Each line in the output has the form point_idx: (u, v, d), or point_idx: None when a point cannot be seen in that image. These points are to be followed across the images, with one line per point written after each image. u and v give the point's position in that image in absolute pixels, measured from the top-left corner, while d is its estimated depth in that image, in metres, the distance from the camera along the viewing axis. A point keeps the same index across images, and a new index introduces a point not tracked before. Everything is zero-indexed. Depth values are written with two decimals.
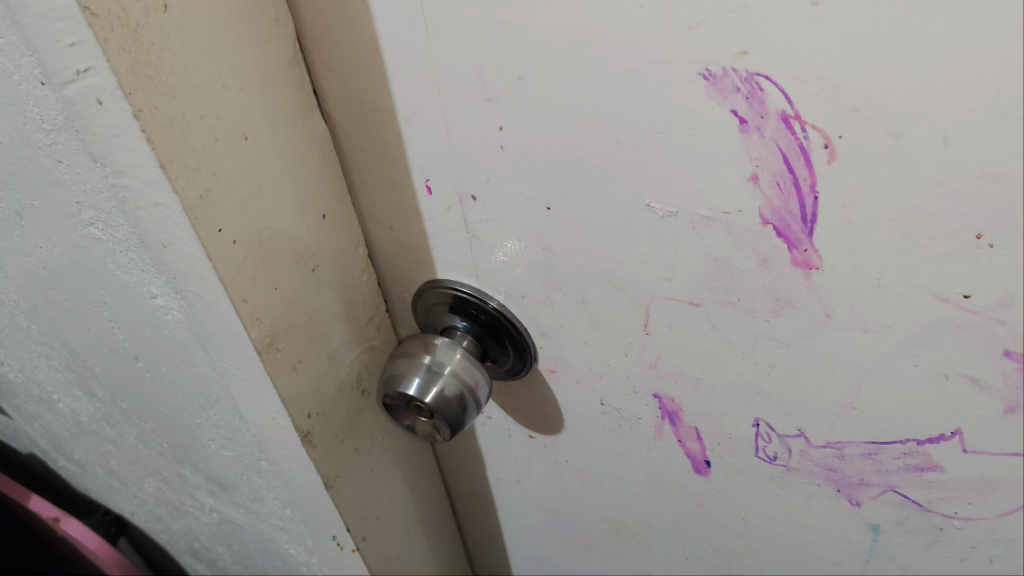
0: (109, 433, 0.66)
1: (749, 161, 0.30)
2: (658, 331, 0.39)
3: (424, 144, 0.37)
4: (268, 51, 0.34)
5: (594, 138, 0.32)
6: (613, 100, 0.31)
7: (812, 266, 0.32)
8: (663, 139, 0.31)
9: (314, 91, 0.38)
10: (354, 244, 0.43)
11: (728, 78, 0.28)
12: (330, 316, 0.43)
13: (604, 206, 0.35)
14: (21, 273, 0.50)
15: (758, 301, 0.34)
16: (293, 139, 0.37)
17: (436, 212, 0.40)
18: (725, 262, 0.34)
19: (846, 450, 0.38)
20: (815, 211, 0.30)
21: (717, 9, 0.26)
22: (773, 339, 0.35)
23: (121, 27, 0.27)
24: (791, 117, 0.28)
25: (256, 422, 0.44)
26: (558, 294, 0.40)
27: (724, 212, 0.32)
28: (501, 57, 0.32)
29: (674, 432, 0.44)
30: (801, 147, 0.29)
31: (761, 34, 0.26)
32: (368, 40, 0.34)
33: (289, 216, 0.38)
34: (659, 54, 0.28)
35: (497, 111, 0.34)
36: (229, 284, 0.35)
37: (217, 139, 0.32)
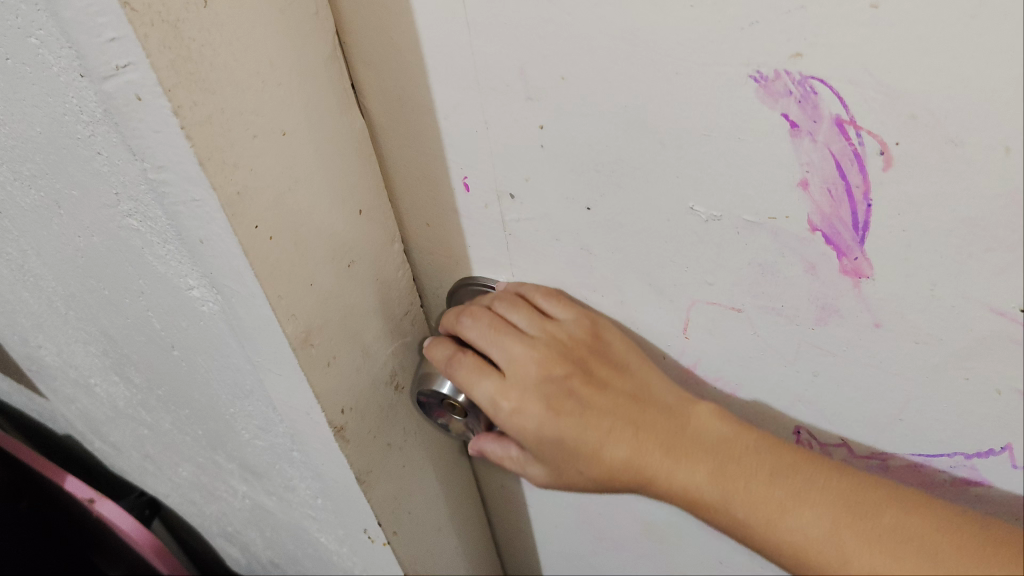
0: (144, 418, 0.66)
1: (799, 166, 0.29)
2: (698, 333, 0.39)
3: (464, 141, 0.37)
4: (308, 45, 0.34)
5: (638, 139, 0.32)
6: (659, 101, 0.30)
7: (863, 274, 0.31)
8: (710, 141, 0.30)
9: (354, 85, 0.37)
10: (390, 239, 0.43)
11: (780, 81, 0.27)
12: (365, 311, 0.42)
13: (646, 208, 0.34)
14: (60, 261, 0.51)
15: (803, 309, 0.34)
16: (331, 134, 0.36)
17: (475, 209, 0.40)
18: (769, 267, 0.33)
19: (891, 461, 0.38)
20: (867, 219, 0.29)
21: (770, 10, 0.25)
22: (817, 347, 0.35)
23: (161, 23, 0.27)
24: (846, 122, 0.27)
25: (290, 416, 0.44)
26: (595, 295, 0.41)
27: (770, 217, 0.31)
28: (544, 55, 0.31)
29: None
30: (855, 153, 0.28)
31: (816, 37, 0.25)
32: (408, 35, 0.34)
33: (326, 212, 0.37)
34: (708, 55, 0.28)
35: (539, 109, 0.33)
36: (265, 281, 0.35)
37: (255, 135, 0.32)
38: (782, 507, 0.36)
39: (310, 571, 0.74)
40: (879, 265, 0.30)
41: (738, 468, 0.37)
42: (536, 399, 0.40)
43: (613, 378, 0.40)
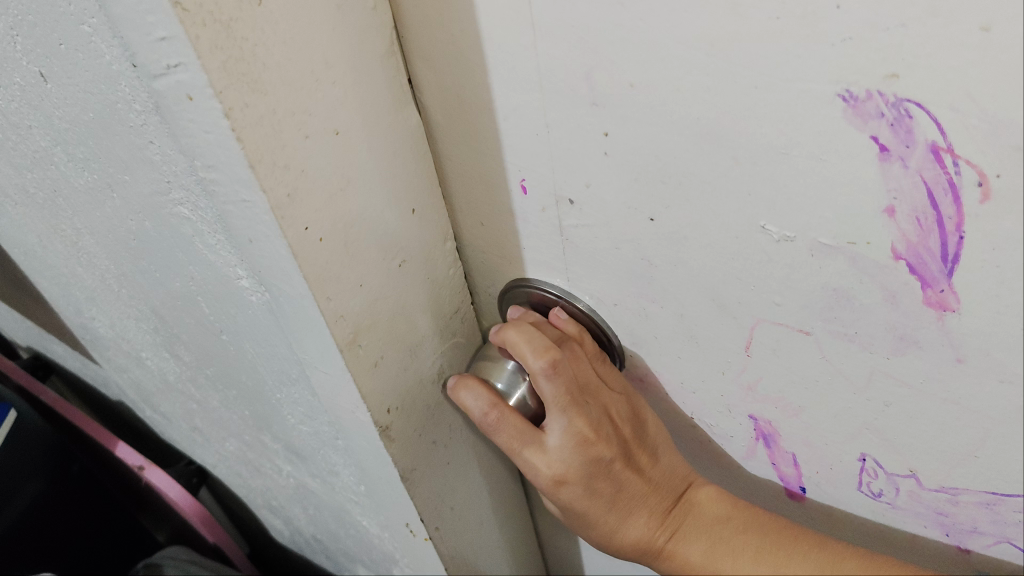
0: (193, 394, 0.67)
1: (885, 192, 0.27)
2: (760, 353, 0.37)
3: (524, 144, 0.35)
4: (364, 41, 0.32)
5: (710, 153, 0.30)
6: (734, 115, 0.28)
7: (947, 307, 0.29)
8: (788, 160, 0.28)
9: (410, 81, 0.36)
10: (442, 237, 0.42)
11: (871, 102, 0.25)
12: (415, 310, 0.41)
13: (713, 223, 0.32)
14: (113, 240, 0.50)
15: (879, 338, 0.32)
16: (386, 132, 0.35)
17: (531, 212, 0.39)
18: (844, 293, 0.31)
19: (962, 497, 0.36)
20: (958, 251, 0.27)
21: (866, 27, 0.23)
22: (890, 377, 0.33)
23: (213, 22, 0.25)
24: (942, 149, 0.25)
25: (336, 412, 0.43)
26: (653, 306, 0.39)
27: (849, 242, 0.29)
28: (612, 61, 0.29)
29: (769, 455, 0.44)
30: (950, 182, 0.25)
31: (916, 58, 0.23)
32: (470, 34, 0.32)
33: (379, 213, 0.36)
34: (791, 70, 0.25)
35: (604, 116, 0.32)
36: (313, 283, 0.34)
37: (307, 136, 0.31)
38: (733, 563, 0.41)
39: (352, 550, 0.75)
40: (966, 301, 0.28)
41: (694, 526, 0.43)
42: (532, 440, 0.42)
43: (647, 466, 0.44)
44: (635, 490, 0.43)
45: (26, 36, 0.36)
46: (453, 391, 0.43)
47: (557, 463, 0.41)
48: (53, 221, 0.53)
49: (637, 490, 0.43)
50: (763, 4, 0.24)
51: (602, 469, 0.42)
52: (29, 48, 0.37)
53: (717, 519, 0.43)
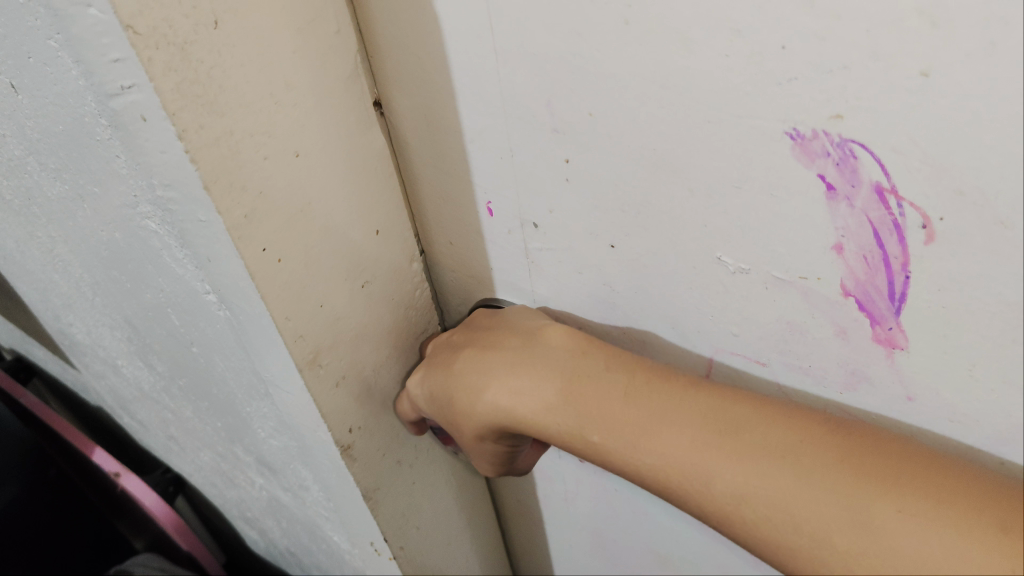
0: (167, 403, 0.67)
1: (835, 229, 0.27)
2: (720, 380, 0.37)
3: (488, 168, 0.36)
4: (329, 64, 0.32)
5: (666, 184, 0.30)
6: (689, 148, 0.28)
7: (896, 345, 0.29)
8: (742, 194, 0.28)
9: (378, 103, 0.36)
10: (413, 258, 0.42)
11: (818, 141, 0.25)
12: (381, 331, 0.41)
13: (671, 251, 0.33)
14: (87, 251, 0.50)
15: (832, 372, 0.32)
16: (353, 153, 0.35)
17: (498, 234, 0.39)
18: (798, 326, 0.31)
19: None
20: (905, 290, 0.27)
21: (812, 68, 0.23)
22: (845, 412, 0.33)
23: (167, 45, 0.26)
24: (887, 190, 0.25)
25: (299, 430, 0.43)
26: (618, 330, 0.39)
27: (802, 276, 0.29)
28: (569, 89, 0.29)
29: None
30: (895, 223, 0.25)
31: (860, 100, 0.23)
32: (434, 57, 0.32)
33: (342, 234, 0.36)
34: (741, 107, 0.26)
35: (564, 142, 0.32)
36: (272, 304, 0.34)
37: (266, 157, 0.31)
38: (631, 443, 0.33)
39: (324, 563, 0.74)
40: (915, 339, 0.28)
41: (589, 383, 0.36)
42: (427, 361, 0.42)
43: (503, 338, 0.39)
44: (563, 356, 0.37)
45: None
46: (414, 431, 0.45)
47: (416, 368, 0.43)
48: (30, 229, 0.53)
49: (500, 353, 0.38)
50: (713, 42, 0.25)
51: (450, 346, 0.42)
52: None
53: (578, 368, 0.36)
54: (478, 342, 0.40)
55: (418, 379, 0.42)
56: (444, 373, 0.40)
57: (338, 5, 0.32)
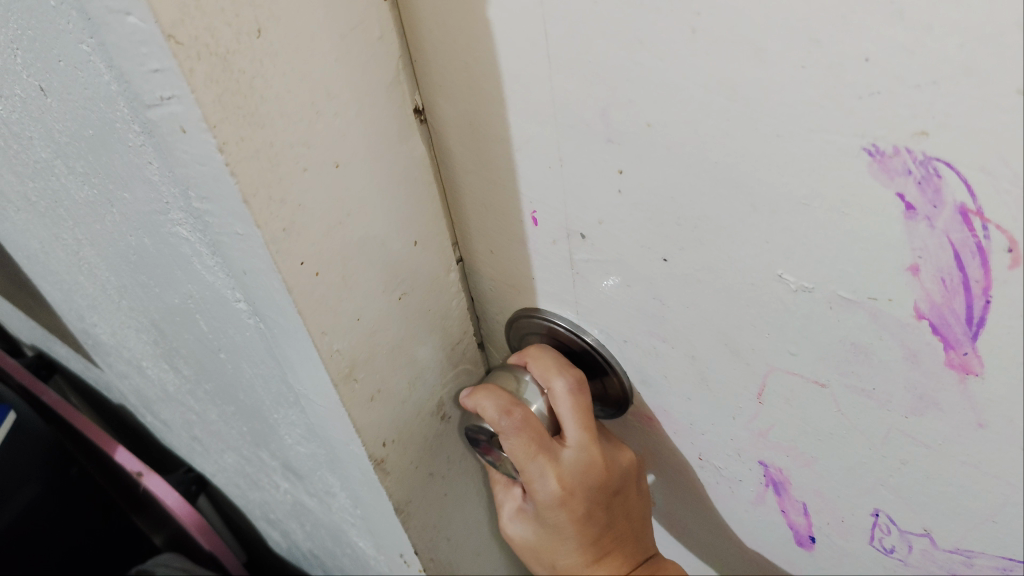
0: (192, 405, 0.66)
1: (912, 249, 0.26)
2: (773, 402, 0.36)
3: (535, 177, 0.34)
4: (372, 71, 0.31)
5: (726, 198, 0.29)
6: (754, 162, 0.27)
7: (970, 371, 0.28)
8: (809, 211, 0.27)
9: (418, 109, 0.35)
10: (450, 269, 0.40)
11: (898, 158, 0.23)
12: (417, 344, 0.40)
13: (727, 268, 0.31)
14: (114, 254, 0.49)
15: (899, 396, 0.31)
16: (393, 163, 0.34)
17: (541, 244, 0.37)
18: (863, 348, 0.30)
19: (976, 560, 0.36)
20: (984, 315, 0.26)
21: (897, 82, 0.22)
22: (910, 437, 0.32)
23: (209, 55, 0.25)
24: (971, 212, 0.23)
25: (331, 441, 0.42)
26: (665, 346, 0.38)
27: (871, 297, 0.28)
28: (627, 98, 0.28)
29: (777, 500, 0.44)
30: (978, 245, 0.24)
31: (947, 117, 0.22)
32: (483, 62, 0.31)
33: (380, 246, 0.35)
34: (814, 120, 0.24)
35: (619, 152, 0.30)
36: (309, 320, 0.32)
37: (306, 169, 0.30)
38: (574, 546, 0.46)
39: (347, 567, 0.74)
40: (990, 367, 0.27)
41: (568, 533, 0.45)
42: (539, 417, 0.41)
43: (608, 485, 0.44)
44: (610, 525, 0.47)
45: (27, 50, 0.35)
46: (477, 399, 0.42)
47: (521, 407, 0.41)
48: (56, 230, 0.53)
49: (592, 490, 0.43)
50: (788, 52, 0.23)
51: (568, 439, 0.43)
52: (31, 62, 0.36)
53: (589, 523, 0.45)
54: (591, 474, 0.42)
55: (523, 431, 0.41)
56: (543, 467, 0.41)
57: (380, 8, 0.31)
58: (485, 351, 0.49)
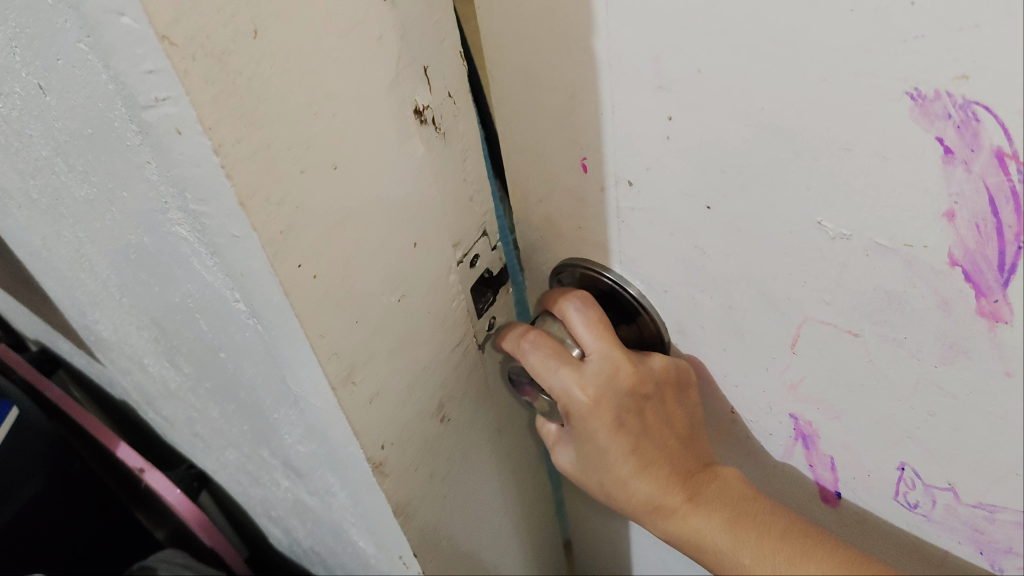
0: (193, 402, 0.66)
1: (947, 196, 0.29)
2: (805, 351, 0.41)
3: (591, 133, 0.39)
4: (370, 71, 0.31)
5: (771, 145, 0.32)
6: (799, 108, 0.30)
7: (1000, 318, 0.32)
8: (850, 156, 0.30)
9: (419, 111, 0.34)
10: (450, 271, 0.40)
11: (939, 102, 0.27)
12: (417, 346, 0.40)
13: (769, 217, 0.35)
14: (115, 251, 0.49)
15: (929, 347, 0.35)
16: (393, 165, 0.33)
17: (591, 190, 0.42)
18: (897, 296, 0.34)
19: (998, 516, 0.40)
20: (1015, 262, 0.29)
21: (941, 27, 0.25)
22: (936, 387, 0.36)
23: (204, 56, 0.24)
24: (1007, 155, 0.27)
25: (332, 442, 0.42)
26: (703, 295, 0.43)
27: (905, 245, 0.32)
28: (683, 48, 0.32)
29: (806, 456, 0.49)
30: (1012, 189, 0.28)
31: (988, 60, 0.25)
32: (551, 28, 0.35)
33: (380, 248, 0.35)
34: (861, 64, 0.27)
35: (669, 100, 0.34)
36: (307, 322, 0.32)
37: (303, 170, 0.29)
38: (633, 474, 0.45)
39: (349, 566, 0.73)
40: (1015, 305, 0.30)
41: (633, 457, 0.45)
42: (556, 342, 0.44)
43: (646, 399, 0.45)
44: (663, 450, 0.46)
45: (24, 47, 0.35)
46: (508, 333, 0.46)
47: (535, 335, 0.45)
48: (57, 227, 0.52)
49: (626, 403, 0.44)
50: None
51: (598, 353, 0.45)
52: (28, 60, 0.36)
53: (643, 451, 0.45)
54: (623, 390, 0.44)
55: (539, 356, 0.44)
56: (568, 383, 0.44)
57: (380, 9, 0.30)
58: (489, 335, 0.50)
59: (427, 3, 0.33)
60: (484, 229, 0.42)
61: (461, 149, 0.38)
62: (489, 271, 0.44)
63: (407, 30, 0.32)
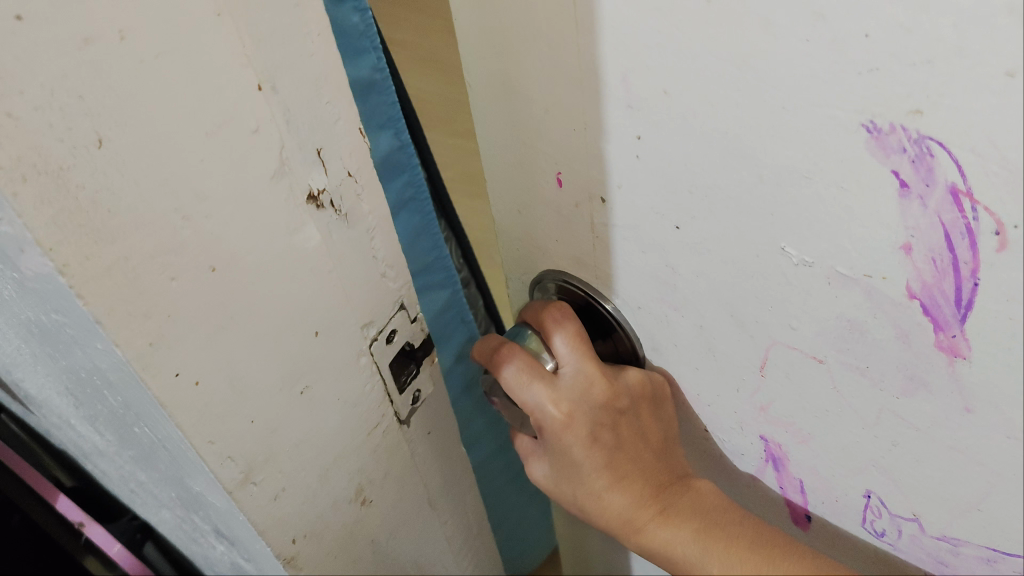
0: (122, 464, 0.62)
1: (904, 228, 0.26)
2: (773, 376, 0.36)
3: (563, 140, 0.35)
4: (249, 166, 0.28)
5: (736, 169, 0.29)
6: (762, 133, 0.27)
7: (959, 354, 0.28)
8: (810, 185, 0.27)
9: (312, 196, 0.32)
10: (360, 352, 0.38)
11: (894, 136, 0.24)
12: (326, 433, 0.37)
13: (733, 240, 0.32)
14: (18, 324, 0.46)
15: (891, 376, 0.31)
16: (283, 257, 0.31)
17: (567, 205, 0.39)
18: (858, 326, 0.30)
19: (964, 549, 0.36)
20: (972, 297, 0.26)
21: (894, 60, 0.22)
22: (898, 417, 0.32)
23: (40, 175, 0.22)
24: (962, 192, 0.23)
25: (240, 532, 0.40)
26: (675, 313, 0.39)
27: (865, 274, 0.28)
28: (647, 64, 0.28)
29: (777, 478, 0.44)
30: (968, 227, 0.24)
31: (941, 97, 0.22)
32: (523, 36, 0.32)
33: (275, 343, 0.32)
34: (813, 96, 0.24)
35: (638, 119, 0.31)
36: (189, 431, 0.30)
37: (173, 277, 0.27)
38: (606, 489, 0.42)
39: None
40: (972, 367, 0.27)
41: (605, 471, 0.42)
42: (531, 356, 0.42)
43: (621, 414, 0.41)
44: (637, 464, 0.42)
45: None
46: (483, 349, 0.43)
47: (509, 349, 0.42)
48: None
49: (599, 417, 0.41)
50: (796, 27, 0.23)
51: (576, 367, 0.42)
52: None
53: (615, 463, 0.42)
54: (595, 403, 0.41)
55: (514, 369, 0.41)
56: (539, 398, 0.41)
57: (256, 99, 0.28)
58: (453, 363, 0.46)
59: (314, 83, 0.31)
60: (401, 302, 0.40)
61: (366, 228, 0.36)
62: (409, 344, 0.41)
63: (292, 116, 0.30)
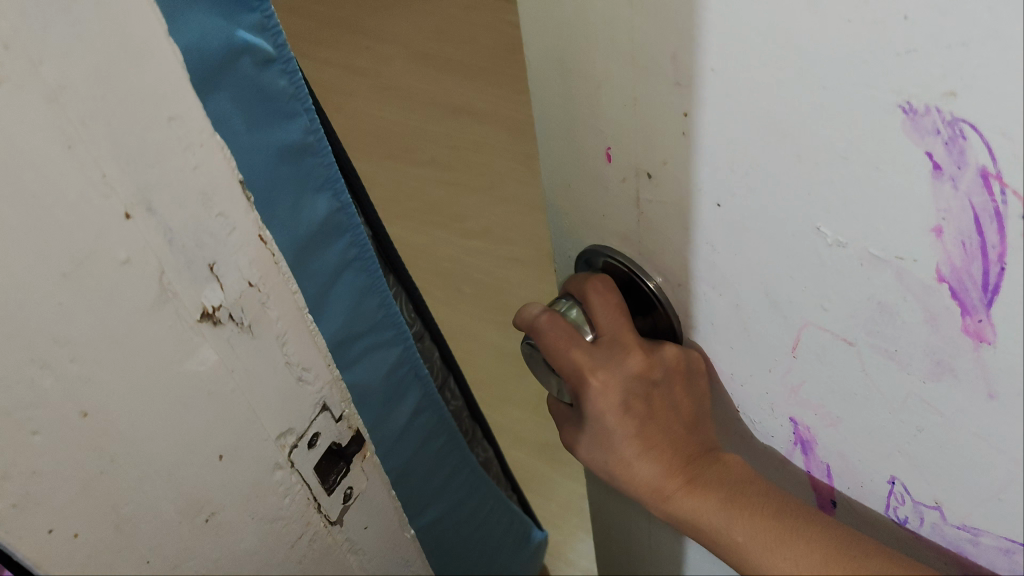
0: None
1: (934, 208, 0.21)
2: (806, 357, 0.29)
3: (610, 108, 0.29)
4: (121, 300, 0.26)
5: (774, 152, 0.24)
6: (803, 115, 0.22)
7: (984, 339, 0.23)
8: (846, 166, 0.23)
9: (207, 313, 0.29)
10: (279, 465, 0.35)
11: (929, 118, 0.20)
12: (238, 549, 0.36)
13: (772, 220, 0.26)
14: None
15: (916, 358, 0.25)
16: (173, 389, 0.29)
17: (611, 180, 0.32)
18: (888, 308, 0.25)
19: (982, 539, 0.29)
20: (1000, 282, 0.21)
21: (932, 42, 0.19)
22: (928, 405, 0.26)
23: None
24: (993, 176, 0.20)
25: None
26: (711, 292, 0.31)
27: (896, 256, 0.23)
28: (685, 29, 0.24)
29: (804, 461, 0.35)
30: (997, 211, 0.20)
31: (975, 78, 0.18)
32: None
33: (169, 473, 0.31)
34: (857, 77, 0.21)
35: (686, 95, 0.25)
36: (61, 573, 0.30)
37: (35, 430, 0.26)
38: (634, 458, 0.35)
39: None
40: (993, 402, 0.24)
41: (632, 439, 0.35)
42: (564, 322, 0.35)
43: (656, 385, 0.34)
44: (670, 437, 0.35)
45: None
46: (516, 313, 0.36)
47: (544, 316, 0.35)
48: None
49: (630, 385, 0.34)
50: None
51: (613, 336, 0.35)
52: None
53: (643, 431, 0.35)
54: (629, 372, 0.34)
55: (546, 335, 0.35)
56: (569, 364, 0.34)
57: (124, 227, 0.26)
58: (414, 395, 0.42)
59: (201, 198, 0.28)
60: (323, 403, 0.37)
61: (277, 334, 0.33)
62: (337, 444, 0.38)
63: (176, 234, 0.27)
